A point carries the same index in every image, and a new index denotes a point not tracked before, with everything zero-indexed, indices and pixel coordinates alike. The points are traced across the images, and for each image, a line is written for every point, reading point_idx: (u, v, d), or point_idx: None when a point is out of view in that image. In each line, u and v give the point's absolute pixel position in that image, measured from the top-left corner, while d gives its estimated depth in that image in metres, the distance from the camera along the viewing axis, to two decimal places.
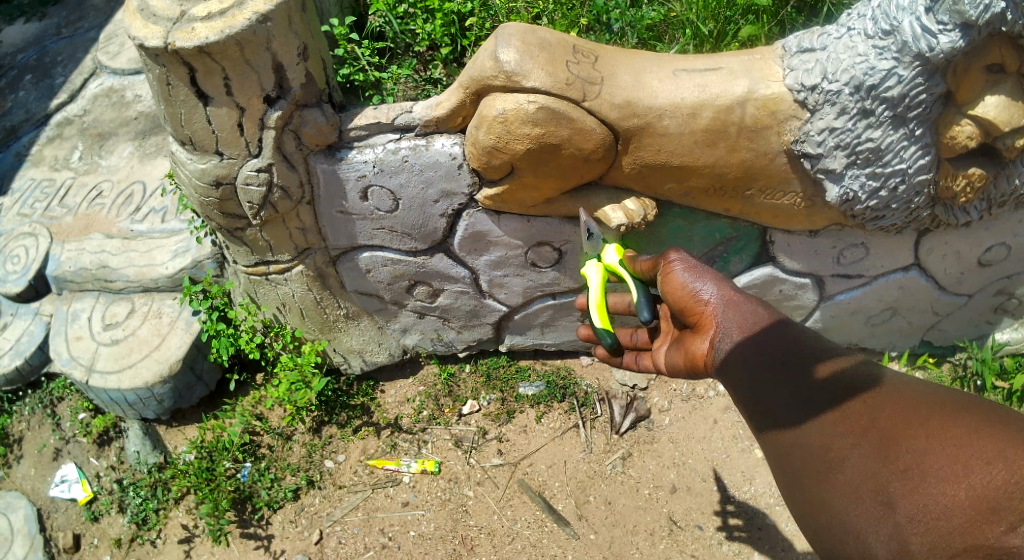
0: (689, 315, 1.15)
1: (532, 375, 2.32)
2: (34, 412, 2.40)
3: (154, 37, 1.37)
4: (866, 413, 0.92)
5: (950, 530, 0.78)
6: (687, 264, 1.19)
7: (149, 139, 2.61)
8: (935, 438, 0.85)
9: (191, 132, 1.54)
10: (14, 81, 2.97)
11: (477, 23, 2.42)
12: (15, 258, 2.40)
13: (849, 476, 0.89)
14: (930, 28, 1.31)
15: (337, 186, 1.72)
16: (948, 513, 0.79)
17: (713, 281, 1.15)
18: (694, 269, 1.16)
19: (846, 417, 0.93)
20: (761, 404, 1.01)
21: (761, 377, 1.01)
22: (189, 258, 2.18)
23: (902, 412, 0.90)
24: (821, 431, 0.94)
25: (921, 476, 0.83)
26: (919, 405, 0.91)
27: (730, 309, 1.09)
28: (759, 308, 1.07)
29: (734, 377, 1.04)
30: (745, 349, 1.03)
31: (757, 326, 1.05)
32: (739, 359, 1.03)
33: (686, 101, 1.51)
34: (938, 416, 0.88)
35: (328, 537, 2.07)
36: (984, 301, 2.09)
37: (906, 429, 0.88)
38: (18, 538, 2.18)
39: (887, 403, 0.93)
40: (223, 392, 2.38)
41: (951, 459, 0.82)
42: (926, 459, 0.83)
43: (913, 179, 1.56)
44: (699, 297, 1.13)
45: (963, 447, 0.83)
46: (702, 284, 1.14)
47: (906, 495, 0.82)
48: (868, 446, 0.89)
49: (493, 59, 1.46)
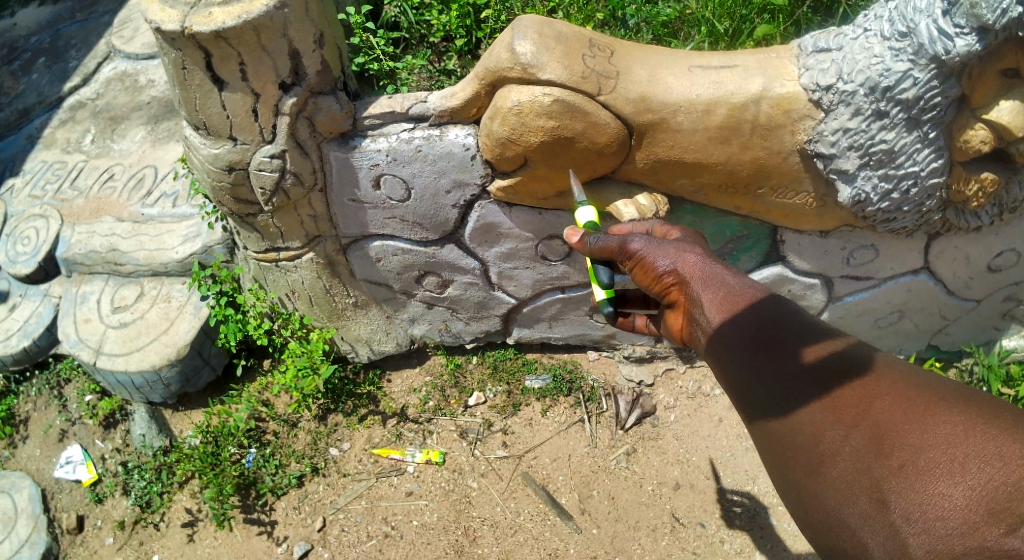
0: (664, 295, 1.21)
1: (539, 368, 2.33)
2: (41, 393, 2.41)
3: (170, 21, 1.38)
4: (857, 404, 0.94)
5: (948, 531, 0.80)
6: (650, 249, 1.20)
7: (162, 123, 2.61)
8: (930, 435, 0.86)
9: (205, 117, 1.55)
10: (28, 63, 2.98)
11: (493, 15, 2.41)
12: (26, 239, 2.41)
13: (842, 471, 0.92)
14: (947, 31, 1.30)
15: (350, 174, 1.72)
16: (946, 514, 0.81)
17: (680, 261, 1.17)
18: (656, 248, 1.19)
19: (838, 408, 0.95)
20: (754, 401, 1.03)
21: (745, 365, 1.04)
22: (199, 243, 2.19)
23: (896, 405, 0.92)
24: (814, 424, 0.96)
25: (915, 474, 0.85)
26: (913, 396, 0.92)
27: (704, 287, 1.13)
28: (732, 281, 1.12)
29: (720, 364, 1.08)
30: (727, 331, 1.07)
31: (733, 303, 1.09)
32: (720, 344, 1.08)
33: (700, 98, 1.51)
34: (934, 410, 0.89)
35: (332, 524, 2.07)
36: (993, 306, 2.09)
37: (899, 424, 0.89)
38: (21, 518, 2.18)
39: (880, 392, 0.94)
40: (230, 377, 2.39)
41: (948, 458, 0.84)
42: (920, 456, 0.85)
43: (925, 182, 1.56)
44: (671, 281, 1.18)
45: (960, 445, 0.84)
46: (667, 262, 1.18)
47: (899, 494, 0.85)
48: (860, 440, 0.91)
49: (510, 51, 1.46)
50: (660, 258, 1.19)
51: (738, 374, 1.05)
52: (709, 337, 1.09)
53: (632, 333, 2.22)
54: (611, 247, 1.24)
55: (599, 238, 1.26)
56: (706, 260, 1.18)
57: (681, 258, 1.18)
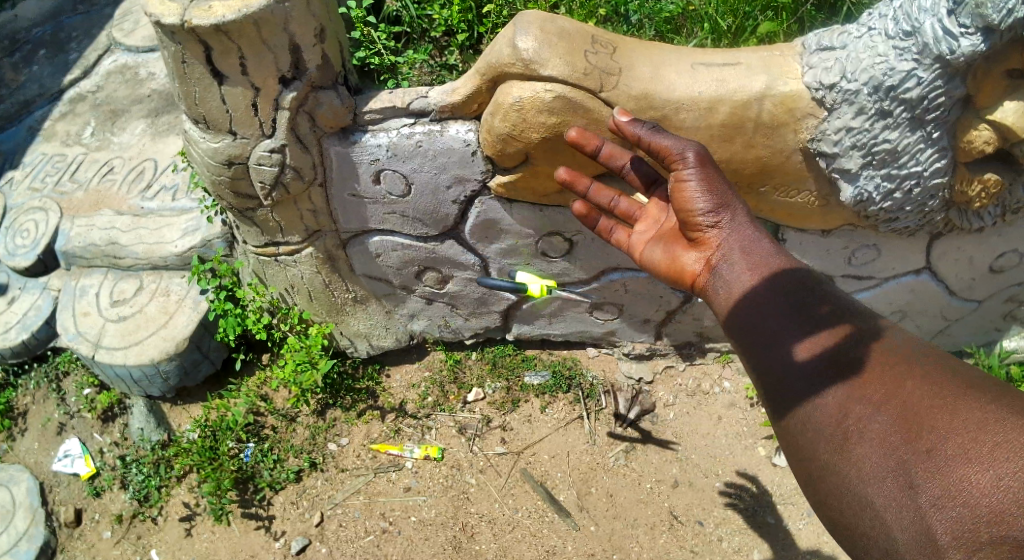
0: (692, 230, 1.28)
1: (538, 364, 2.33)
2: (39, 386, 2.41)
3: (169, 14, 1.37)
4: (886, 388, 0.99)
5: (973, 519, 0.83)
6: (701, 172, 1.25)
7: (162, 116, 2.60)
8: (959, 422, 0.89)
9: (205, 111, 1.54)
10: (29, 55, 2.97)
11: (495, 10, 2.40)
12: (25, 232, 2.41)
13: (868, 453, 0.96)
14: (951, 31, 1.29)
15: (350, 169, 1.72)
16: (973, 500, 0.83)
17: (724, 204, 1.25)
18: (705, 179, 1.25)
19: (867, 391, 1.00)
20: (778, 375, 1.09)
21: (766, 332, 1.13)
22: (199, 237, 2.19)
23: (926, 391, 0.95)
24: (842, 403, 1.01)
25: (942, 460, 0.88)
26: (945, 384, 0.95)
27: (737, 242, 1.23)
28: (767, 244, 1.23)
29: (739, 325, 1.17)
30: (754, 292, 1.17)
31: (767, 266, 1.19)
32: (745, 303, 1.17)
33: (703, 96, 1.50)
34: (963, 400, 0.92)
35: (330, 520, 2.07)
36: (994, 307, 2.08)
37: (928, 410, 0.93)
38: (19, 511, 2.18)
39: (911, 377, 0.98)
40: (229, 371, 2.39)
41: (976, 445, 0.86)
42: (948, 443, 0.89)
43: (928, 182, 1.56)
44: (709, 214, 1.24)
45: (989, 434, 0.86)
46: (710, 200, 1.24)
47: (926, 478, 0.88)
48: (888, 422, 0.96)
49: (512, 46, 1.45)
50: (709, 186, 1.24)
51: (760, 343, 1.13)
52: (740, 294, 1.18)
53: (632, 330, 2.22)
54: (665, 148, 1.27)
55: (655, 136, 1.29)
56: (745, 216, 1.26)
57: (726, 202, 1.25)
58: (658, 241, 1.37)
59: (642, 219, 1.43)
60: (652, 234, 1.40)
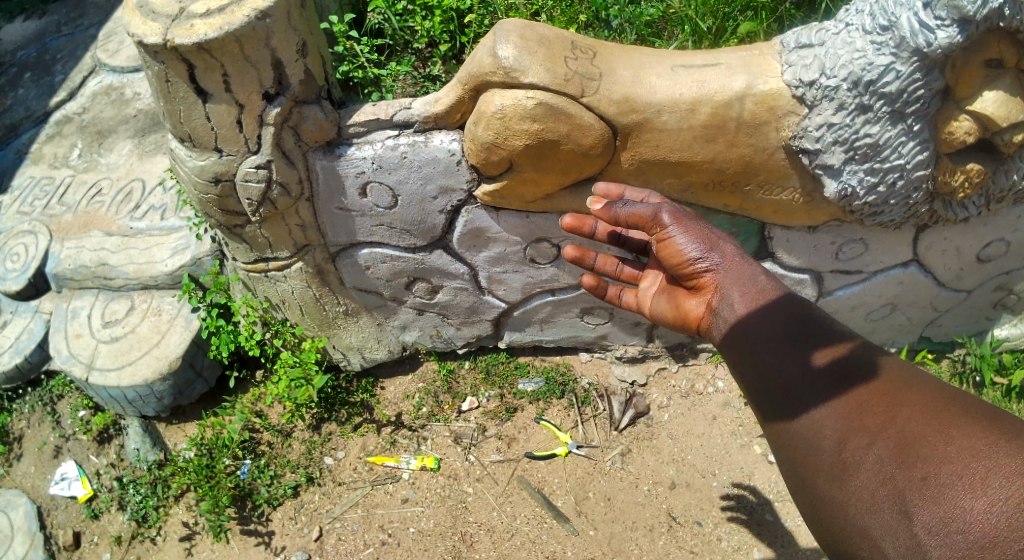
0: (689, 278, 1.30)
1: (532, 371, 2.33)
2: (34, 409, 2.41)
3: (153, 34, 1.37)
4: (881, 413, 0.98)
5: (968, 544, 0.80)
6: (681, 227, 1.29)
7: (149, 136, 2.61)
8: (953, 448, 0.89)
9: (190, 129, 1.54)
10: (15, 78, 2.98)
11: (477, 20, 2.44)
12: (15, 255, 2.41)
13: (866, 480, 0.94)
14: (928, 23, 1.31)
15: (336, 183, 1.72)
16: (968, 526, 0.81)
17: (711, 246, 1.27)
18: (686, 229, 1.28)
19: (863, 417, 0.99)
20: (775, 399, 1.10)
21: (762, 354, 1.13)
22: (189, 255, 2.20)
23: (920, 418, 0.95)
24: (838, 430, 1.00)
25: (937, 485, 0.86)
26: (939, 410, 0.95)
27: (731, 277, 1.24)
28: (760, 276, 1.23)
29: (738, 355, 1.17)
30: (749, 321, 1.17)
31: (759, 294, 1.20)
32: (742, 332, 1.17)
33: (684, 97, 1.51)
34: (957, 424, 0.92)
35: (328, 534, 2.07)
36: (984, 297, 2.09)
37: (923, 435, 0.92)
38: (18, 536, 2.18)
39: (905, 405, 0.98)
40: (223, 389, 2.40)
41: (970, 471, 0.85)
42: (943, 468, 0.87)
43: (911, 175, 1.56)
44: (700, 262, 1.27)
45: (983, 461, 0.85)
46: (697, 248, 1.27)
47: (921, 504, 0.86)
48: (884, 449, 0.94)
49: (492, 55, 1.46)
50: (692, 236, 1.28)
51: (756, 363, 1.13)
52: (733, 324, 1.19)
53: (624, 333, 2.22)
54: (641, 215, 1.33)
55: (629, 205, 1.34)
56: (734, 252, 1.28)
57: (711, 244, 1.27)
58: (663, 292, 1.42)
59: (646, 276, 1.48)
60: (657, 288, 1.44)
